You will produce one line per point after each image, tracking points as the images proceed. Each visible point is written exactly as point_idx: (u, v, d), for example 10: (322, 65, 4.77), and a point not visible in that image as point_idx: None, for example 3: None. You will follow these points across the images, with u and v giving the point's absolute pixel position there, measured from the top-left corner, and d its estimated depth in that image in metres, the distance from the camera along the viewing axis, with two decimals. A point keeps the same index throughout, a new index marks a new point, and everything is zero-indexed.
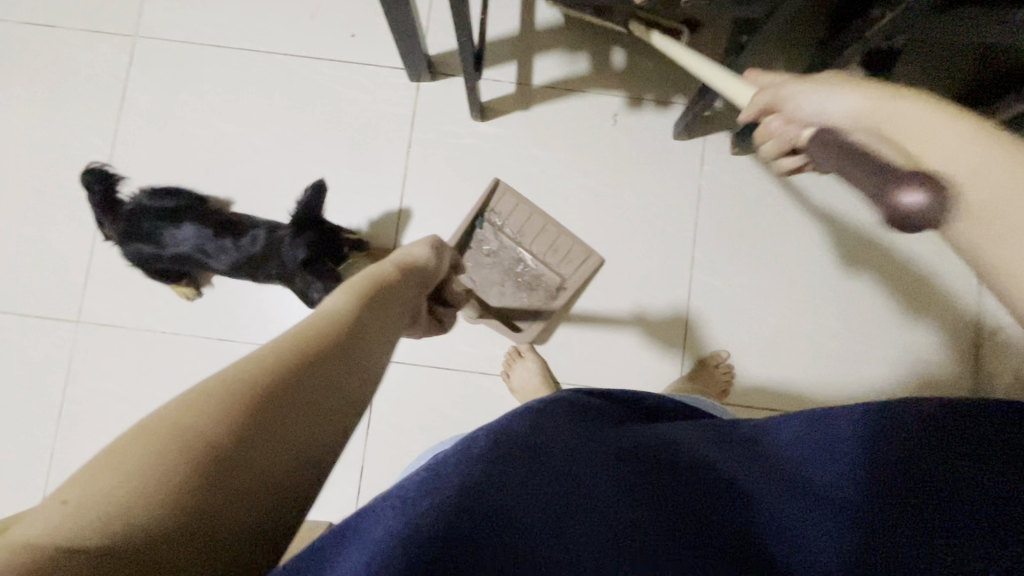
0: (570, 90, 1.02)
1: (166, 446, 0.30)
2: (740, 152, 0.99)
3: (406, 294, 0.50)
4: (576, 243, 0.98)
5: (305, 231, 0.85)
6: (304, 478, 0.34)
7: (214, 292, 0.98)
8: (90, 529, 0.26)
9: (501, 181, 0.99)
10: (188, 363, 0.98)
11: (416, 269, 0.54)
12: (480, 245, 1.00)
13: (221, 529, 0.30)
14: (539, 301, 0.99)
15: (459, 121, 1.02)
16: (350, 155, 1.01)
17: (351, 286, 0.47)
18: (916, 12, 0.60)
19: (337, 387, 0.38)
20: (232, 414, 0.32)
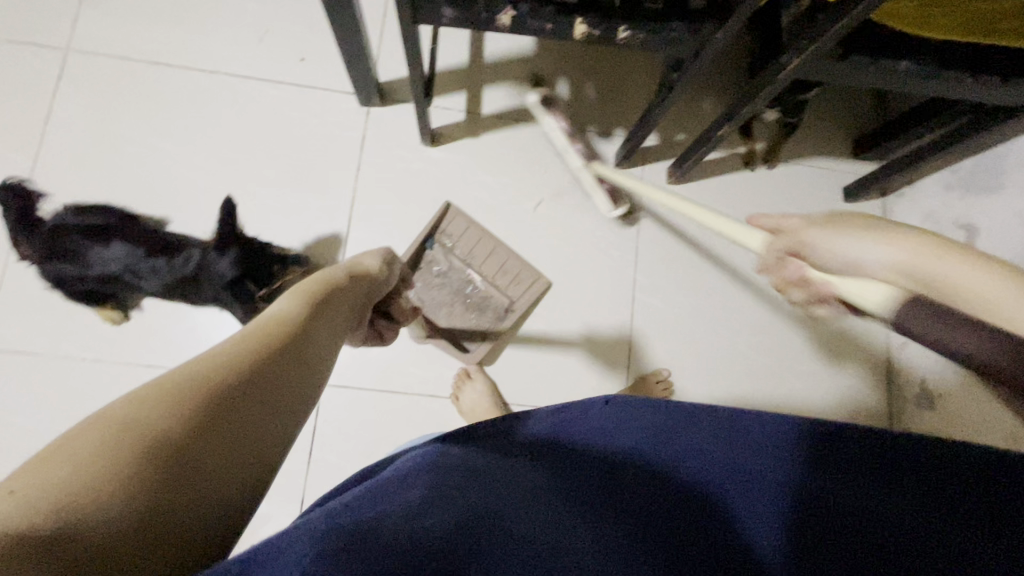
0: (517, 119, 1.06)
1: (109, 435, 0.37)
2: (676, 180, 1.07)
3: (336, 314, 0.61)
4: (525, 266, 1.00)
5: (227, 250, 0.79)
6: (233, 471, 0.42)
7: (145, 315, 0.93)
8: (64, 483, 0.33)
9: (452, 204, 1.01)
10: (112, 392, 0.91)
11: (360, 282, 0.67)
12: (430, 266, 1.01)
13: (174, 491, 0.37)
14: (486, 322, 1.00)
15: (409, 146, 1.03)
16: (298, 177, 1.00)
17: (302, 294, 0.60)
18: (819, 56, 0.68)
19: (252, 402, 0.46)
20: (165, 414, 0.40)
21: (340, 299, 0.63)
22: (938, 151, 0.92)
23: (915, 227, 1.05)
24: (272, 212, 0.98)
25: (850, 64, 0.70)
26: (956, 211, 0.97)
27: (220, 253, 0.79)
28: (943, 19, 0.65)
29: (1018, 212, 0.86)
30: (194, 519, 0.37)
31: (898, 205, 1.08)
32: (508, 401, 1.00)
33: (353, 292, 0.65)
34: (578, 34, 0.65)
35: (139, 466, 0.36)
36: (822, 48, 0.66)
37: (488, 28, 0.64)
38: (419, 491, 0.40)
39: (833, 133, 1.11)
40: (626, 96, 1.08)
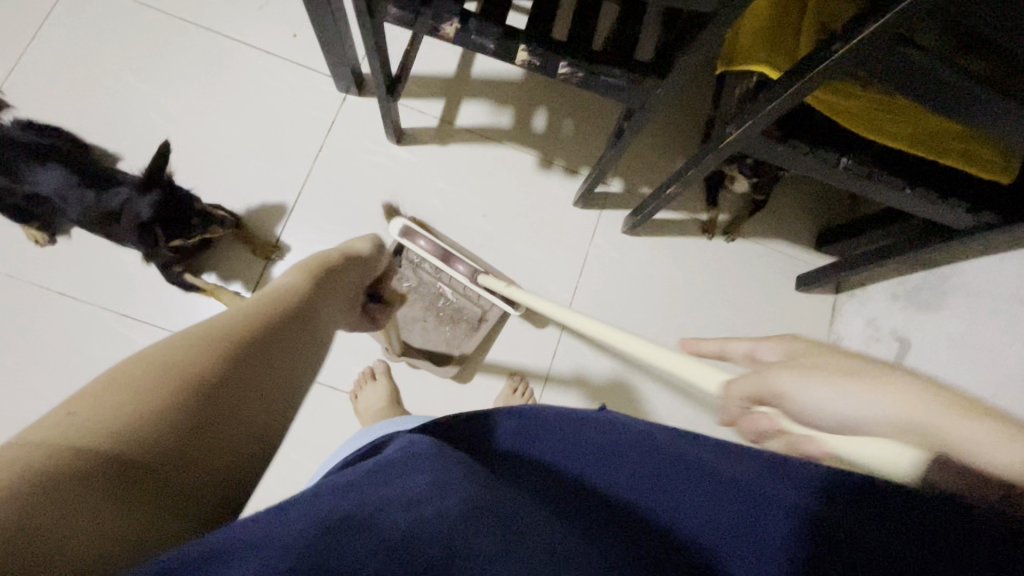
0: (488, 137, 1.07)
1: (137, 390, 0.37)
2: (631, 232, 1.06)
3: (338, 291, 0.61)
4: (493, 274, 1.01)
5: (151, 192, 0.81)
6: (249, 439, 0.41)
7: (72, 243, 0.93)
8: (87, 429, 0.33)
9: (412, 221, 1.00)
10: (18, 310, 0.90)
11: (353, 262, 0.66)
12: (400, 281, 1.01)
13: (192, 448, 0.37)
14: (461, 333, 1.00)
15: (377, 140, 1.04)
16: (260, 144, 1.01)
17: (302, 270, 0.60)
18: (758, 132, 0.68)
19: (269, 371, 0.46)
20: (189, 365, 0.41)
21: (339, 282, 0.62)
22: (884, 258, 0.92)
23: (858, 330, 1.03)
24: (225, 172, 0.99)
25: (791, 148, 0.70)
26: (897, 322, 0.95)
27: (143, 193, 0.81)
28: (884, 126, 0.66)
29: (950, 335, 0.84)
30: (206, 479, 0.37)
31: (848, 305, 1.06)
32: (410, 410, 0.98)
33: (349, 276, 0.64)
34: (520, 60, 0.65)
35: (160, 418, 0.36)
36: (761, 124, 0.66)
37: (433, 37, 0.65)
38: (416, 475, 0.37)
39: (798, 218, 1.10)
40: (599, 139, 1.09)
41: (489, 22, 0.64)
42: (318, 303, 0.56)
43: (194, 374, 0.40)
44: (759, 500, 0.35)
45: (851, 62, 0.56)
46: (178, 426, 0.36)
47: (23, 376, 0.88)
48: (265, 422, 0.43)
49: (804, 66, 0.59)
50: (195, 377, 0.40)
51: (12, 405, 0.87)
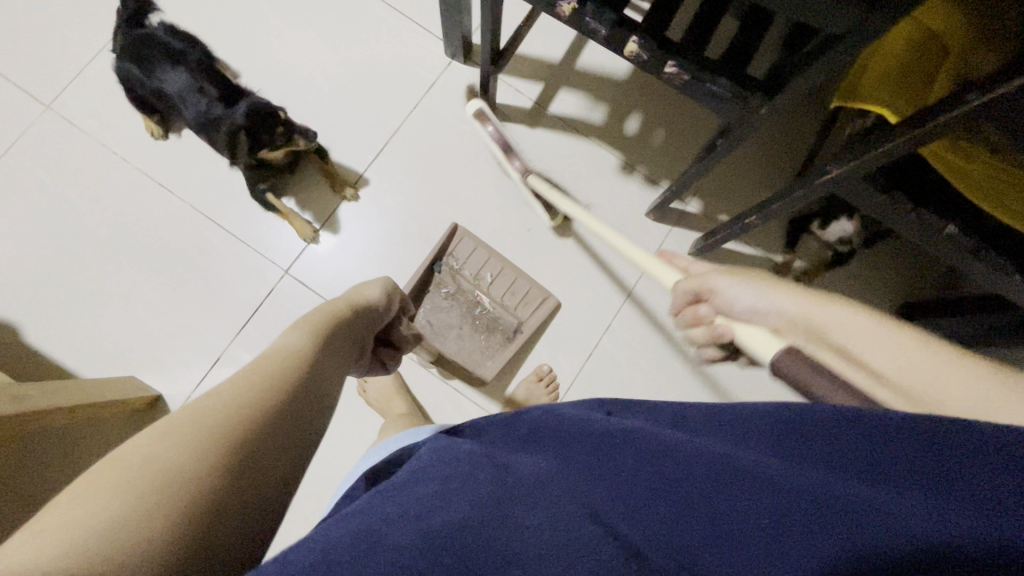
0: (576, 130, 1.07)
1: (157, 454, 0.37)
2: (697, 254, 1.03)
3: (347, 337, 0.61)
4: (532, 286, 1.00)
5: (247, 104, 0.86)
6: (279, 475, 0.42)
7: (180, 142, 1.01)
8: (111, 508, 0.33)
9: (458, 226, 1.01)
10: (122, 190, 1.00)
11: (363, 313, 0.66)
12: (439, 288, 1.02)
13: (226, 500, 0.37)
14: (496, 343, 1.01)
15: (469, 109, 1.06)
16: (361, 90, 1.06)
17: (305, 326, 0.58)
18: (858, 176, 0.65)
19: (297, 407, 0.47)
20: (196, 425, 0.40)
21: (350, 332, 0.62)
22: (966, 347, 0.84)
23: None
24: (325, 110, 1.05)
25: (891, 201, 0.66)
26: None
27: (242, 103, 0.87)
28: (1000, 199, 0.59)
29: None
30: (245, 516, 0.38)
31: None
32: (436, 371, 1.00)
33: (360, 320, 0.65)
34: (627, 51, 0.64)
35: (182, 488, 0.36)
36: (865, 166, 0.63)
37: (547, 11, 0.64)
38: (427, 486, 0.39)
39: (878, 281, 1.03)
40: (686, 154, 1.06)
41: (606, 8, 0.64)
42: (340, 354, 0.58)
43: (203, 427, 0.40)
44: (707, 478, 0.33)
45: (973, 123, 0.53)
46: (204, 484, 0.37)
47: (116, 252, 0.98)
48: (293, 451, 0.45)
49: (919, 116, 0.56)
50: (230, 418, 0.42)
51: (102, 275, 0.97)
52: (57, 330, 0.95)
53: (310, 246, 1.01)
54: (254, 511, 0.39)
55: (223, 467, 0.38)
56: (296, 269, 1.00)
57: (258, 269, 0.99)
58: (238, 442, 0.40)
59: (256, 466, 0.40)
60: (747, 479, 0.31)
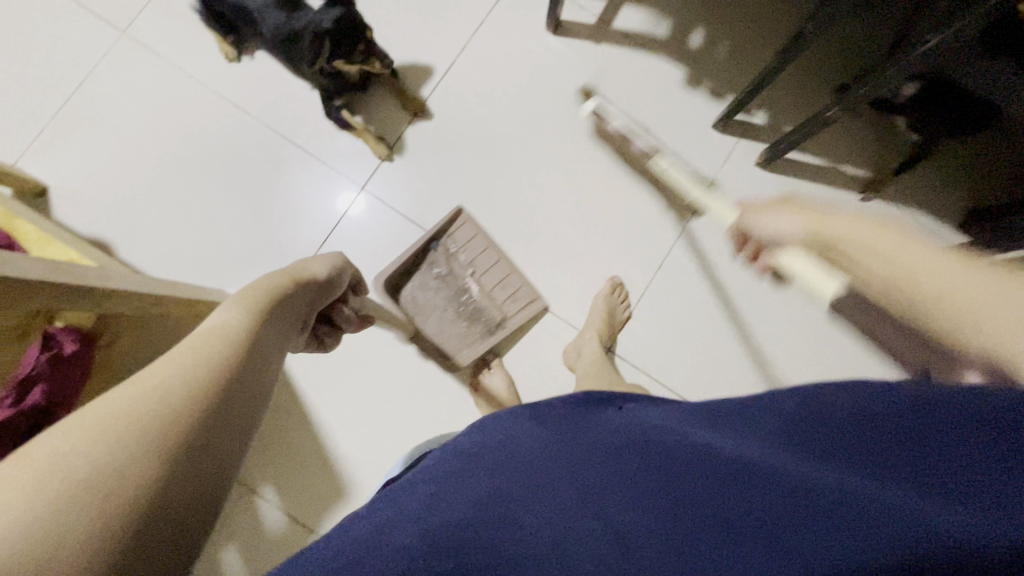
0: (641, 45, 1.07)
1: (154, 391, 0.37)
2: (764, 165, 1.05)
3: (292, 309, 0.55)
4: (524, 283, 0.99)
5: (338, 9, 0.87)
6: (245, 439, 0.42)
7: (252, 65, 1.03)
8: (122, 437, 0.33)
9: (463, 211, 1.00)
10: (199, 113, 1.02)
11: (305, 287, 0.59)
12: (430, 267, 1.02)
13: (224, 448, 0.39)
14: (475, 334, 1.00)
15: (534, 27, 1.07)
16: (427, 10, 1.06)
17: (242, 294, 0.52)
18: (955, 46, 0.67)
19: (265, 368, 0.47)
20: (188, 369, 0.40)
21: (286, 312, 0.54)
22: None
23: None
24: (393, 31, 1.06)
25: (991, 79, 0.69)
26: None
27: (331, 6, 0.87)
28: None
29: None
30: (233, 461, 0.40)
31: None
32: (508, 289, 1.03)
33: (300, 298, 0.57)
34: None
35: (187, 431, 0.36)
36: (969, 31, 0.64)
37: None
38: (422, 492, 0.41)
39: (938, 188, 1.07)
40: (752, 65, 1.06)
41: None
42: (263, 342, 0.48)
43: (196, 375, 0.40)
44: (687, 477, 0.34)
45: None
46: (210, 422, 0.38)
47: (197, 173, 1.01)
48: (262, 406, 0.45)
49: None
50: (221, 367, 0.42)
51: (185, 195, 1.00)
52: (147, 248, 0.98)
53: (383, 164, 1.03)
54: (235, 461, 0.40)
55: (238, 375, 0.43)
56: (372, 185, 1.02)
57: (334, 186, 1.02)
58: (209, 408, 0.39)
59: (223, 439, 0.39)
60: (743, 475, 0.32)
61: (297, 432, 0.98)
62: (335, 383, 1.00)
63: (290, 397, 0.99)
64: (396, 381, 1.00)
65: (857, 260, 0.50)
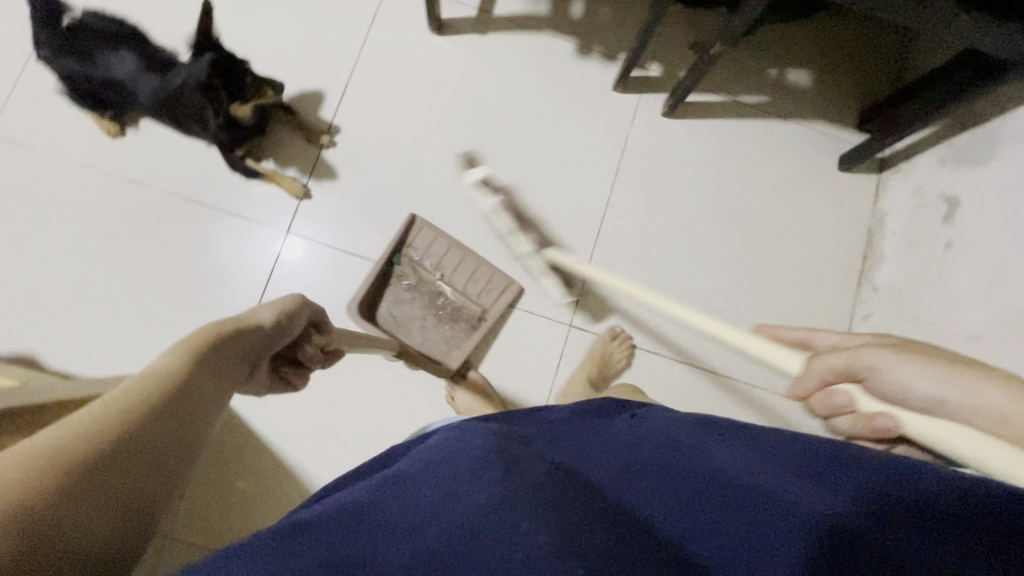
0: (526, 26, 1.08)
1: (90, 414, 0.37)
2: (670, 113, 1.08)
3: (230, 358, 0.50)
4: (495, 273, 0.99)
5: (208, 53, 0.82)
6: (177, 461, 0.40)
7: (140, 135, 0.98)
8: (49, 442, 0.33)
9: (418, 216, 1.00)
10: (96, 197, 0.97)
11: (254, 330, 0.54)
12: (400, 281, 1.02)
13: (147, 461, 0.37)
14: (460, 332, 1.01)
15: (418, 31, 1.06)
16: (306, 38, 1.04)
17: (180, 344, 0.47)
18: None
19: (209, 382, 0.46)
20: (129, 393, 0.39)
21: (223, 363, 0.49)
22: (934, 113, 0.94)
23: (903, 202, 1.04)
24: (276, 67, 1.02)
25: None
26: (945, 183, 0.95)
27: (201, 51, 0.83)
28: None
29: (1002, 182, 0.84)
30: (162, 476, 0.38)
31: (892, 180, 1.08)
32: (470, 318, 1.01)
33: (246, 340, 0.52)
34: None
35: (110, 436, 0.36)
36: None
37: None
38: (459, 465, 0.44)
39: (831, 96, 1.13)
40: (636, 22, 1.09)
41: None
42: (198, 372, 0.45)
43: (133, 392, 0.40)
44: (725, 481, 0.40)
45: None
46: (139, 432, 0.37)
47: (108, 258, 0.96)
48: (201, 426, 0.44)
49: None
50: (164, 383, 0.42)
51: (103, 285, 0.95)
52: (74, 349, 0.92)
53: (303, 203, 1.01)
54: (167, 475, 0.39)
55: (175, 388, 0.43)
56: (296, 226, 1.00)
57: (257, 236, 0.99)
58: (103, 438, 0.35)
59: (117, 473, 0.35)
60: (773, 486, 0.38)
61: (285, 492, 0.94)
62: (311, 432, 0.97)
63: (269, 459, 0.95)
64: (371, 412, 0.99)
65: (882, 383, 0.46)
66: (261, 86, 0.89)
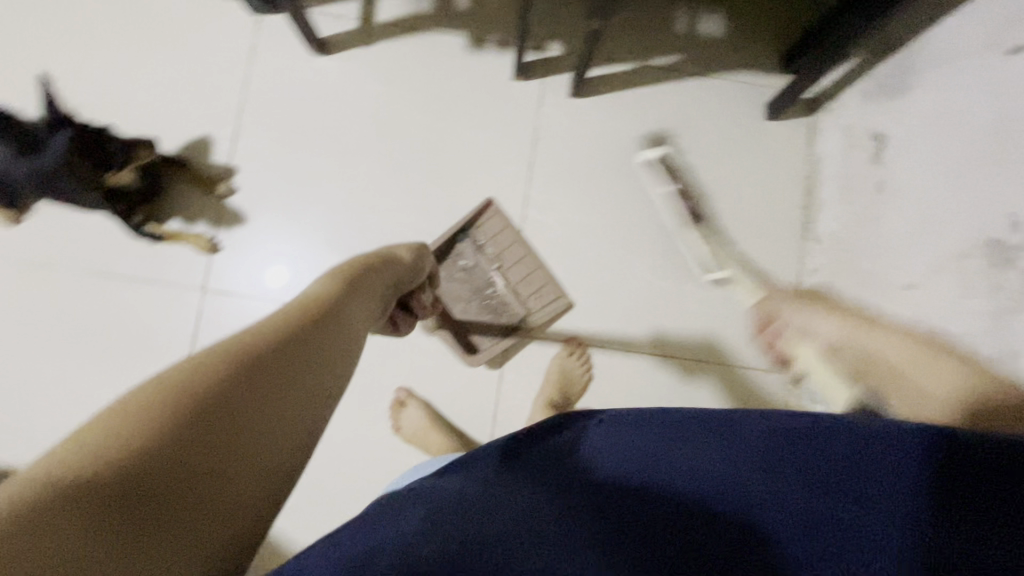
0: (412, 28, 1.02)
1: (163, 400, 0.41)
2: (578, 93, 1.02)
3: (366, 294, 0.63)
4: (549, 281, 0.98)
5: (60, 132, 0.79)
6: (284, 435, 0.47)
7: (39, 217, 0.96)
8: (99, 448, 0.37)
9: (492, 201, 0.99)
10: (11, 288, 0.96)
11: (387, 267, 0.68)
12: (457, 259, 1.00)
13: (232, 418, 0.43)
14: (498, 328, 0.99)
15: (300, 56, 1.01)
16: (186, 86, 0.99)
17: (335, 272, 0.62)
18: None
19: (298, 353, 0.51)
20: (230, 358, 0.47)
21: (359, 298, 0.62)
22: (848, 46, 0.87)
23: (838, 143, 0.98)
24: (161, 121, 0.98)
25: None
26: (872, 119, 0.88)
27: (54, 132, 0.79)
28: None
29: (923, 113, 0.78)
30: (271, 425, 0.46)
31: (824, 121, 1.01)
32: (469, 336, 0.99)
33: (377, 279, 0.66)
34: None
35: (164, 422, 0.40)
36: None
37: None
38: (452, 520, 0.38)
39: (751, 40, 1.05)
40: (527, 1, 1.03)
41: None
42: (310, 329, 0.53)
43: (229, 362, 0.46)
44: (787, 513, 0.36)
45: None
46: (225, 390, 0.44)
47: (33, 348, 0.95)
48: (322, 379, 0.52)
49: None
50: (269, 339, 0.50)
51: (32, 374, 0.94)
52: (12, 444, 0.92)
53: (215, 256, 0.98)
54: (270, 433, 0.45)
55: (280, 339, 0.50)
56: (213, 281, 0.98)
57: (176, 298, 0.97)
58: (178, 424, 0.40)
59: (239, 410, 0.44)
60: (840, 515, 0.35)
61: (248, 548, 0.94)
62: None
63: None
64: (322, 455, 0.97)
65: (798, 316, 0.63)
66: (132, 150, 0.87)
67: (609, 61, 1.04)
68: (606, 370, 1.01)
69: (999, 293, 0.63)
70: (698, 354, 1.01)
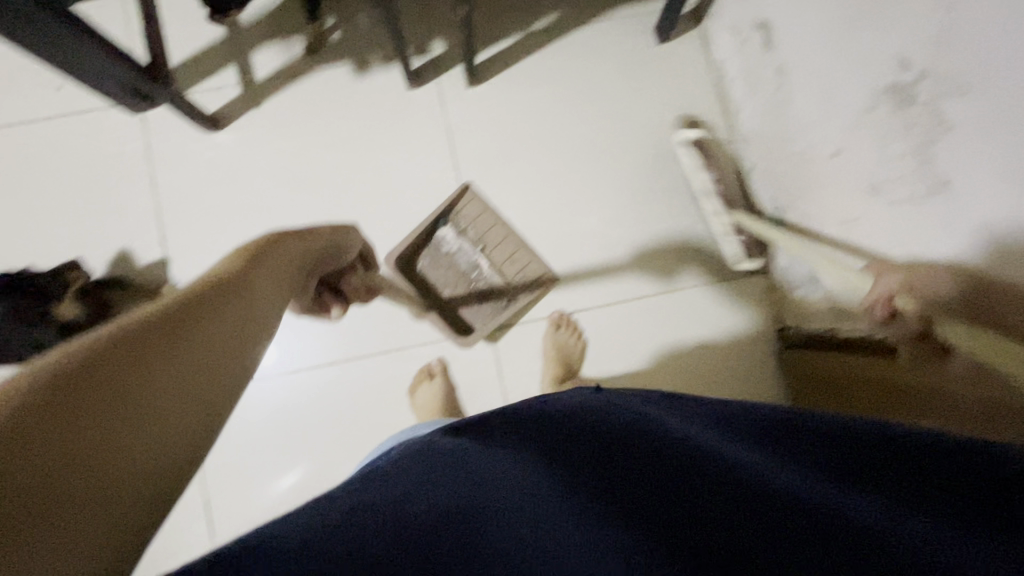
0: (295, 74, 1.01)
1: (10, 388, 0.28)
2: (475, 80, 1.03)
3: (302, 253, 0.50)
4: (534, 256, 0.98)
5: None
6: (192, 412, 0.33)
7: None
8: None
9: (471, 186, 1.00)
10: None
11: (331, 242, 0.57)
12: (439, 246, 1.01)
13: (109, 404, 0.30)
14: (487, 309, 0.99)
15: (197, 138, 1.00)
16: (96, 205, 0.98)
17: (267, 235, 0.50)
18: None
19: (206, 317, 0.36)
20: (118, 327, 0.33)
21: (294, 262, 0.49)
22: None
23: (730, 43, 1.00)
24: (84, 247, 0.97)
25: None
26: (750, 11, 0.91)
27: None
28: None
29: None
30: (174, 419, 0.32)
31: (712, 27, 1.03)
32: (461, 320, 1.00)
33: (319, 245, 0.53)
34: None
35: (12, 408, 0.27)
36: None
37: None
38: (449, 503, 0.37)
39: None
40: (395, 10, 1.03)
41: None
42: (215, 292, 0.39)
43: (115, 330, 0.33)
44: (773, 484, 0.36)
45: None
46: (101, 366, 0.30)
47: None
48: (235, 352, 0.37)
49: None
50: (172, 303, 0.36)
51: None
52: None
53: None
54: (161, 433, 0.31)
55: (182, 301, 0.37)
56: None
57: None
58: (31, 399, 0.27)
59: (129, 381, 0.31)
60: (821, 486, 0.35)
61: None
62: None
63: None
64: None
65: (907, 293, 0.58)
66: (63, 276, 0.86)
67: (493, 41, 1.05)
68: (593, 330, 1.01)
69: (912, 129, 0.65)
70: (672, 285, 1.02)
